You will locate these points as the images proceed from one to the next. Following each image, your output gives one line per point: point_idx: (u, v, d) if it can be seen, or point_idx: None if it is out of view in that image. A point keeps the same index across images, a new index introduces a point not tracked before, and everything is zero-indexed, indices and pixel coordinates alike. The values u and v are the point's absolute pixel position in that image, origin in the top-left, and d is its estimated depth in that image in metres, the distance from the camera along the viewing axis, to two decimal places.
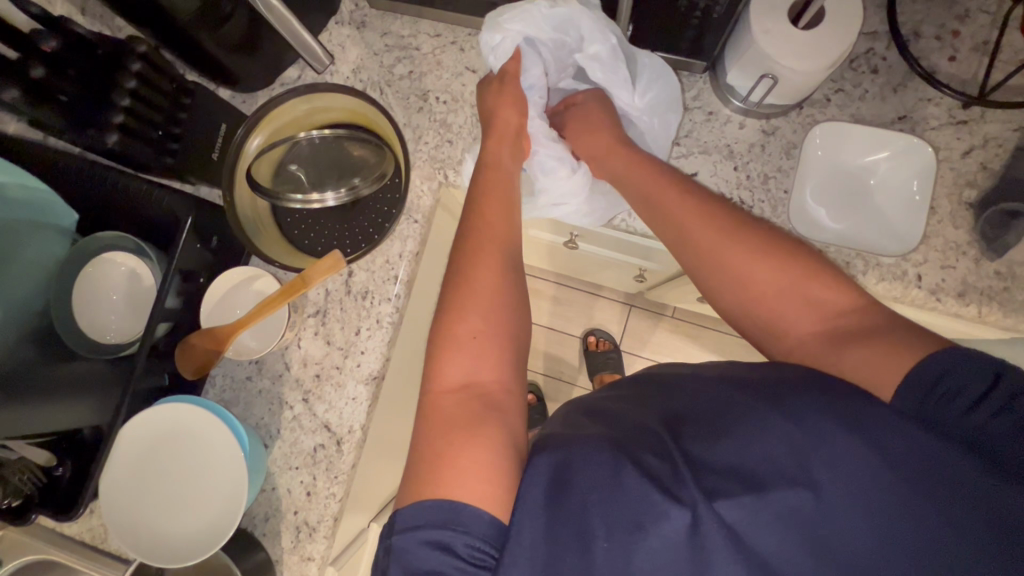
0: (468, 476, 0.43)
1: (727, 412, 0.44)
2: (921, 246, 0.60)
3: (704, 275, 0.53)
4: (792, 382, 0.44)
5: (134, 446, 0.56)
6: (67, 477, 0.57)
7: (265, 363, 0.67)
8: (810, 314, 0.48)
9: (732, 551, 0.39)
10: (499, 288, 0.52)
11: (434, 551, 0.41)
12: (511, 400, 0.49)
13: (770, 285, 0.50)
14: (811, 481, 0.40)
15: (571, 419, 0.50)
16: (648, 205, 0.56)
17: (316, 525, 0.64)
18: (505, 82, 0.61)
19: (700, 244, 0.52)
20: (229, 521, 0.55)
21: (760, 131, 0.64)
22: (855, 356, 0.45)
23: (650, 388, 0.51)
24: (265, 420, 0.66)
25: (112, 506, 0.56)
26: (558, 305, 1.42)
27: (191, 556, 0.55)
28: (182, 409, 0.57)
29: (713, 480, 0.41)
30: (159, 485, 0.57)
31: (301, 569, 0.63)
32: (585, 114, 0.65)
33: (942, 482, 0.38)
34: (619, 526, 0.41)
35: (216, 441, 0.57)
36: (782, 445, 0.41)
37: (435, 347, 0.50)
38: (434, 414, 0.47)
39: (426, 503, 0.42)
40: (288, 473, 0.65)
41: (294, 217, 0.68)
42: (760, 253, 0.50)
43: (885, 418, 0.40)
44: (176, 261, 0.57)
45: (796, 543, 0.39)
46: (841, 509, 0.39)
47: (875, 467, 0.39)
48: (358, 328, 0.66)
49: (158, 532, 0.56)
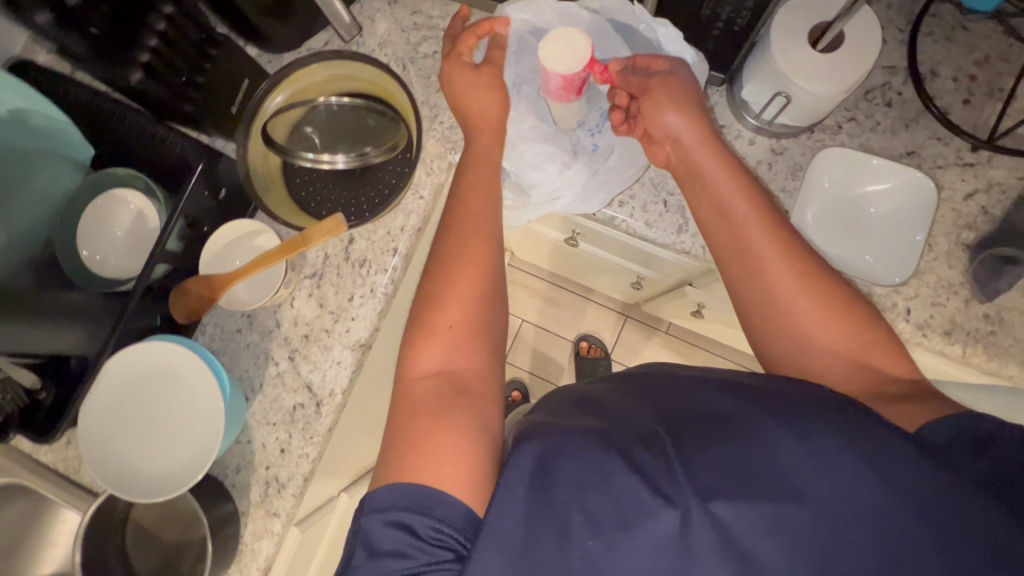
0: (436, 466, 0.44)
1: (731, 416, 0.46)
2: (914, 280, 0.60)
3: (762, 307, 0.53)
4: (803, 406, 0.45)
5: (121, 378, 0.57)
6: (50, 401, 0.58)
7: (257, 317, 0.67)
8: (858, 372, 0.50)
9: (721, 549, 0.41)
10: (483, 279, 0.54)
11: (398, 532, 0.43)
12: (486, 388, 0.51)
13: (817, 337, 0.51)
14: (802, 494, 0.41)
15: (567, 409, 0.52)
16: (726, 216, 0.55)
17: (286, 482, 0.65)
18: (479, 72, 0.60)
19: (772, 275, 0.52)
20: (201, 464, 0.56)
21: (769, 149, 0.64)
22: (897, 411, 0.47)
23: (653, 387, 0.52)
24: (251, 374, 0.67)
25: (89, 431, 0.57)
26: (552, 306, 1.43)
27: (158, 494, 0.56)
28: (175, 350, 0.57)
29: (709, 479, 0.42)
30: (144, 421, 0.58)
31: (266, 524, 0.64)
32: (657, 78, 0.58)
33: (931, 501, 0.39)
34: (607, 521, 0.42)
35: (201, 387, 0.58)
36: (784, 453, 0.42)
37: (411, 337, 0.52)
38: (406, 399, 0.49)
39: (395, 486, 0.44)
40: (265, 428, 0.66)
41: (302, 179, 0.68)
42: (821, 302, 0.51)
43: (883, 440, 0.42)
44: (183, 206, 0.59)
45: (789, 551, 0.40)
46: (833, 523, 0.40)
47: (869, 483, 0.40)
48: (352, 295, 0.67)
49: (130, 465, 0.57)
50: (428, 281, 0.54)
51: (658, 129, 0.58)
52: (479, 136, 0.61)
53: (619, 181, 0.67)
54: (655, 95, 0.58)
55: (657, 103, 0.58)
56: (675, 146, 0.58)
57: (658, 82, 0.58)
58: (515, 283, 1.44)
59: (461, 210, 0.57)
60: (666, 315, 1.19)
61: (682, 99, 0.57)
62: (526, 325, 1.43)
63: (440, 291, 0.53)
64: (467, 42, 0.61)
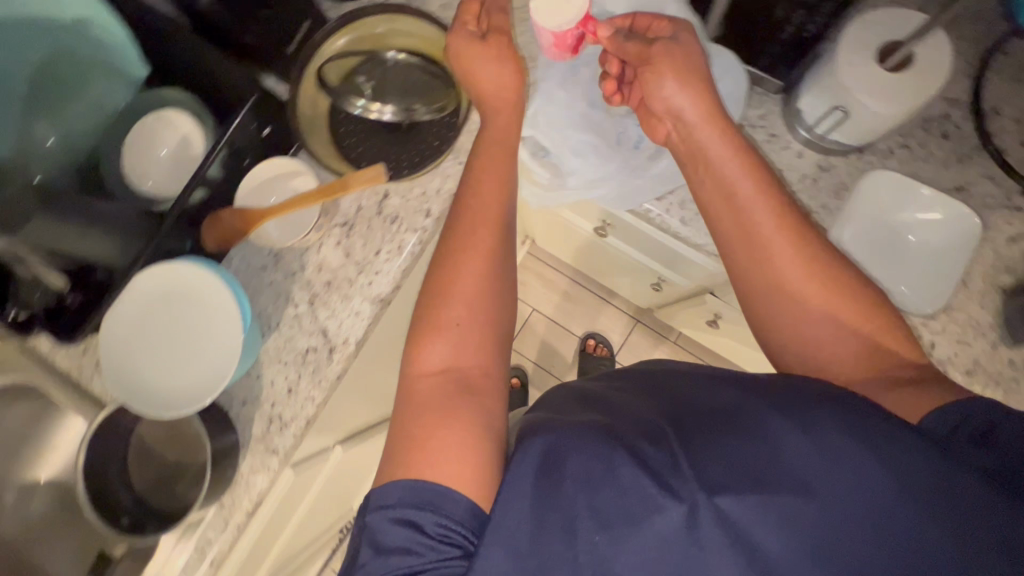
0: (440, 459, 0.46)
1: (736, 412, 0.46)
2: (942, 315, 0.60)
3: (772, 299, 0.54)
4: (812, 400, 0.45)
5: (148, 294, 0.58)
6: (73, 306, 0.59)
7: (283, 257, 0.68)
8: (864, 360, 0.51)
9: (731, 546, 0.40)
10: (491, 275, 0.55)
11: (403, 528, 0.44)
12: (489, 385, 0.52)
13: (824, 332, 0.52)
14: (810, 489, 0.41)
15: (573, 405, 0.53)
16: (734, 203, 0.55)
17: (289, 422, 0.65)
18: (487, 42, 0.61)
19: (780, 263, 0.53)
20: (219, 381, 0.56)
21: (817, 164, 0.63)
22: (900, 398, 0.48)
23: (659, 386, 0.53)
24: (268, 312, 0.67)
25: (110, 345, 0.58)
26: (565, 300, 1.43)
27: (175, 409, 0.57)
28: (199, 272, 0.58)
29: (716, 473, 0.42)
30: (165, 339, 0.59)
31: (264, 458, 0.65)
32: (662, 46, 0.58)
33: (939, 496, 0.40)
34: (614, 514, 0.43)
35: (223, 308, 0.58)
36: (792, 448, 0.42)
37: (417, 333, 0.53)
38: (412, 396, 0.51)
39: (400, 482, 0.45)
40: (275, 366, 0.66)
41: (346, 127, 0.67)
42: (830, 292, 0.52)
43: (889, 432, 0.42)
44: (229, 136, 0.60)
45: (801, 545, 0.39)
46: (842, 517, 0.40)
47: (878, 477, 0.40)
48: (379, 249, 0.68)
49: (148, 381, 0.58)
50: (434, 275, 0.55)
51: (660, 103, 0.58)
52: (495, 117, 0.62)
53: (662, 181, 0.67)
54: (657, 63, 0.57)
55: (658, 74, 0.57)
56: (677, 122, 0.58)
57: (659, 49, 0.58)
58: (531, 272, 1.45)
59: (482, 183, 0.58)
60: (679, 324, 1.19)
61: (685, 69, 0.57)
62: (537, 314, 1.44)
63: (447, 286, 0.55)
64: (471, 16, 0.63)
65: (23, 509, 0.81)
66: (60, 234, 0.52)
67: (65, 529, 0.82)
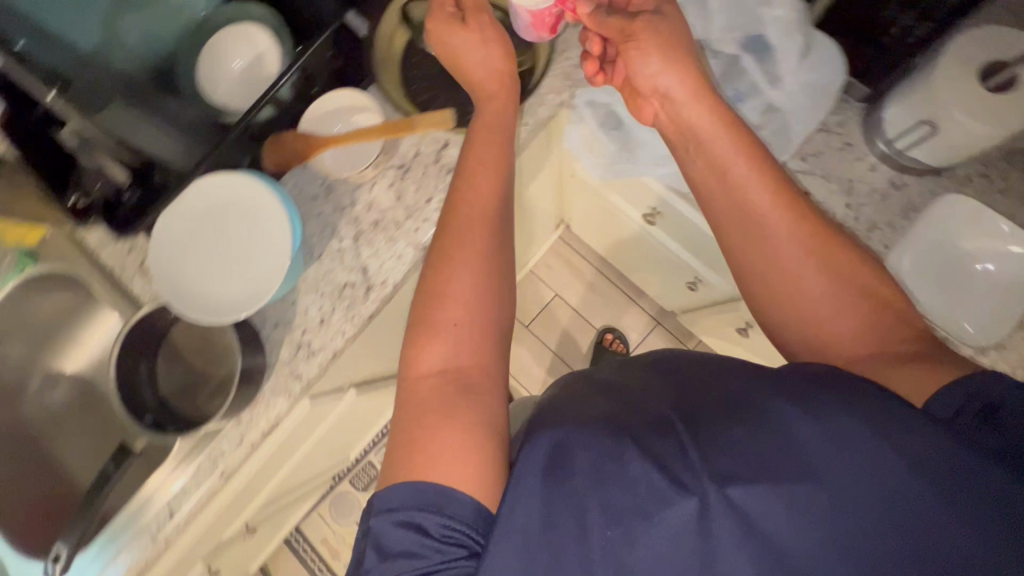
0: (444, 456, 0.46)
1: (746, 399, 0.45)
2: (994, 353, 0.58)
3: (773, 286, 0.54)
4: (819, 386, 0.44)
5: (198, 202, 0.59)
6: (130, 203, 0.60)
7: (335, 190, 0.68)
8: (866, 338, 0.50)
9: (744, 537, 0.40)
10: (487, 266, 0.55)
11: (407, 532, 0.44)
12: (487, 382, 0.52)
13: (815, 311, 0.52)
14: (820, 474, 0.40)
15: (584, 396, 0.54)
16: (735, 201, 0.55)
17: (316, 351, 0.66)
18: (466, 24, 0.61)
19: (773, 246, 0.53)
20: (266, 291, 0.57)
21: (889, 181, 0.61)
22: (905, 372, 0.46)
23: (679, 372, 0.53)
24: (312, 243, 0.68)
25: (161, 251, 0.59)
26: (591, 292, 1.45)
27: (219, 317, 0.57)
28: (246, 182, 0.59)
29: (726, 464, 0.42)
30: (212, 249, 0.59)
31: (286, 383, 0.66)
32: (642, 20, 0.58)
33: (956, 478, 0.38)
34: (626, 510, 0.42)
35: (272, 220, 0.58)
36: (802, 434, 0.42)
37: (416, 335, 0.53)
38: (412, 399, 0.50)
39: (403, 485, 0.45)
40: (311, 295, 0.67)
41: (419, 68, 0.68)
42: (819, 271, 0.52)
43: (900, 416, 0.41)
44: (305, 57, 0.60)
45: (814, 532, 0.39)
46: (854, 500, 0.39)
47: (893, 460, 0.39)
48: (430, 198, 0.67)
49: (193, 289, 0.59)
50: (433, 272, 0.55)
51: (646, 82, 0.59)
52: (489, 104, 0.62)
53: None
54: (637, 41, 0.58)
55: (642, 51, 0.58)
56: (665, 102, 0.59)
57: (642, 25, 0.58)
58: (562, 258, 1.46)
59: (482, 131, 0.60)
60: (702, 331, 1.18)
61: (668, 46, 0.58)
62: (560, 301, 1.45)
63: (444, 287, 0.54)
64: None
65: (47, 401, 0.84)
66: (126, 120, 0.59)
67: (84, 426, 0.84)
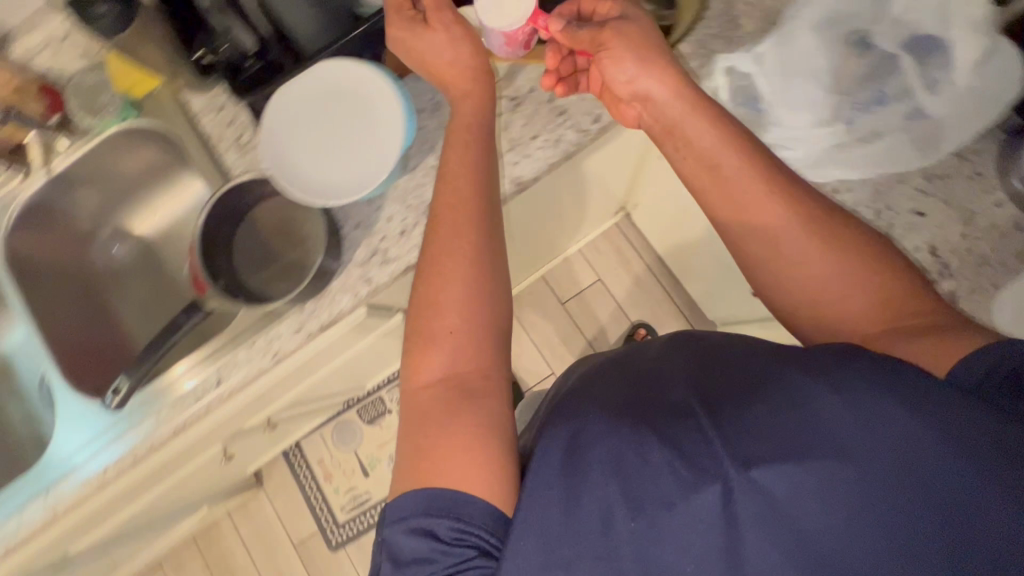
0: (452, 459, 0.46)
1: (771, 374, 0.45)
2: None
3: (784, 276, 0.53)
4: (842, 355, 0.44)
5: (314, 87, 0.60)
6: (255, 70, 0.64)
7: (444, 107, 0.68)
8: (875, 310, 0.49)
9: (769, 517, 0.40)
10: (476, 256, 0.54)
11: (419, 538, 0.44)
12: (488, 385, 0.51)
13: (829, 285, 0.51)
14: (849, 450, 0.40)
15: (597, 380, 0.55)
16: (746, 224, 0.53)
17: (391, 260, 0.66)
18: (430, 24, 0.59)
19: (779, 238, 0.52)
20: (374, 179, 0.58)
21: (1012, 221, 0.59)
22: (916, 346, 0.46)
23: (703, 348, 0.53)
24: (408, 154, 0.68)
25: (271, 132, 0.60)
26: (633, 284, 1.47)
27: (323, 200, 0.58)
28: (364, 72, 0.59)
29: (752, 446, 0.42)
30: (321, 135, 0.60)
31: (355, 284, 0.67)
32: (615, 27, 0.57)
33: (984, 446, 0.39)
34: (649, 500, 0.42)
35: (386, 113, 0.59)
36: (829, 411, 0.41)
37: (413, 345, 0.53)
38: (414, 410, 0.50)
39: (413, 493, 0.45)
40: (398, 204, 0.67)
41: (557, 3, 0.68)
42: (823, 251, 0.51)
43: (924, 386, 0.41)
44: None
45: (845, 512, 0.39)
46: (886, 477, 0.39)
47: (922, 432, 0.39)
48: (536, 135, 0.67)
49: (297, 171, 0.59)
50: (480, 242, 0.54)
51: (626, 87, 0.58)
52: (464, 102, 0.60)
53: (863, 169, 0.60)
54: (612, 45, 0.57)
55: (614, 59, 0.58)
56: (646, 104, 0.58)
57: (612, 31, 0.57)
58: (613, 245, 1.49)
59: (459, 92, 0.59)
60: None
61: (647, 50, 0.57)
62: (601, 286, 1.48)
63: (433, 296, 0.54)
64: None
65: (114, 255, 0.86)
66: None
67: (142, 287, 0.86)
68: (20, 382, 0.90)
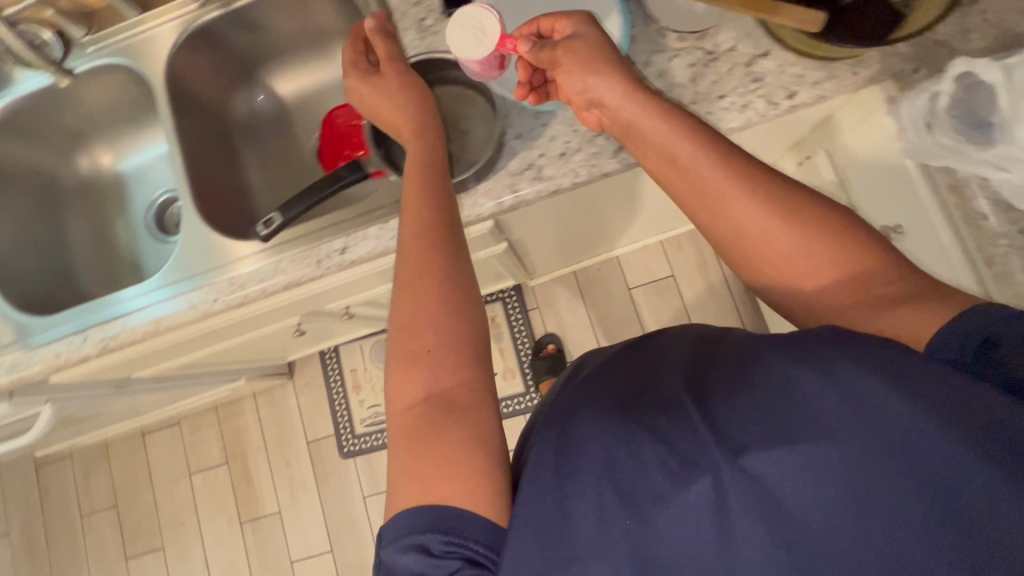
0: (444, 476, 0.43)
1: (759, 361, 0.43)
2: None
3: (762, 268, 0.49)
4: (823, 338, 0.41)
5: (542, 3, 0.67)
6: None
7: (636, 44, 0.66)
8: (851, 284, 0.45)
9: (758, 507, 0.37)
10: (439, 233, 0.53)
11: (415, 554, 0.41)
12: (473, 397, 0.47)
13: (804, 272, 0.47)
14: (829, 432, 0.37)
15: (590, 386, 0.54)
16: (736, 235, 0.48)
17: (542, 178, 0.65)
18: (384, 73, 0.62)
19: (758, 242, 0.47)
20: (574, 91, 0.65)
21: None
22: (902, 315, 0.41)
23: (706, 350, 0.50)
24: None
25: None
26: (705, 289, 1.44)
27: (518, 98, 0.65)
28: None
29: (747, 432, 0.39)
30: None
31: (500, 191, 0.66)
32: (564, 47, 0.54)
33: (970, 421, 0.35)
34: (640, 496, 0.40)
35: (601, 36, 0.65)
36: (811, 394, 0.38)
37: (397, 364, 0.49)
38: (401, 433, 0.47)
39: (409, 509, 0.43)
40: (564, 126, 0.66)
41: None
42: (800, 240, 0.46)
43: (908, 363, 0.37)
44: None
45: (834, 501, 0.36)
46: (870, 462, 0.35)
47: (907, 412, 0.35)
48: (723, 94, 0.64)
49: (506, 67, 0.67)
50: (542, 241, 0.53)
51: (581, 97, 0.53)
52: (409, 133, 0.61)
53: None
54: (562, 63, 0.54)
55: (569, 73, 0.53)
56: (603, 110, 0.53)
57: (564, 50, 0.54)
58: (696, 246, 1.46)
59: (413, 117, 0.60)
60: None
61: (596, 61, 0.52)
62: (672, 283, 1.46)
63: (412, 312, 0.50)
64: (355, 45, 0.66)
65: (254, 108, 0.88)
66: None
67: (273, 146, 0.88)
68: (134, 205, 0.94)
